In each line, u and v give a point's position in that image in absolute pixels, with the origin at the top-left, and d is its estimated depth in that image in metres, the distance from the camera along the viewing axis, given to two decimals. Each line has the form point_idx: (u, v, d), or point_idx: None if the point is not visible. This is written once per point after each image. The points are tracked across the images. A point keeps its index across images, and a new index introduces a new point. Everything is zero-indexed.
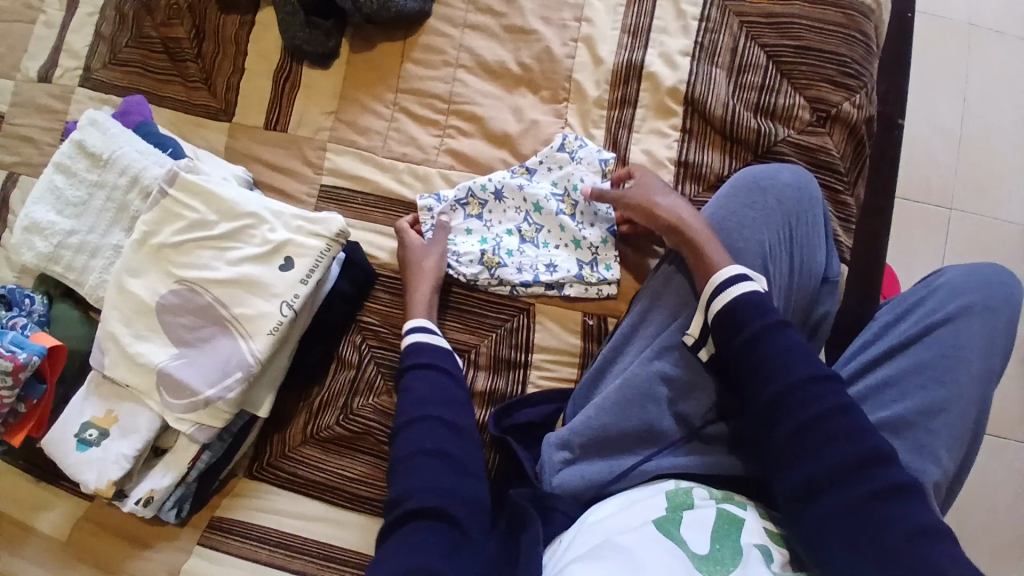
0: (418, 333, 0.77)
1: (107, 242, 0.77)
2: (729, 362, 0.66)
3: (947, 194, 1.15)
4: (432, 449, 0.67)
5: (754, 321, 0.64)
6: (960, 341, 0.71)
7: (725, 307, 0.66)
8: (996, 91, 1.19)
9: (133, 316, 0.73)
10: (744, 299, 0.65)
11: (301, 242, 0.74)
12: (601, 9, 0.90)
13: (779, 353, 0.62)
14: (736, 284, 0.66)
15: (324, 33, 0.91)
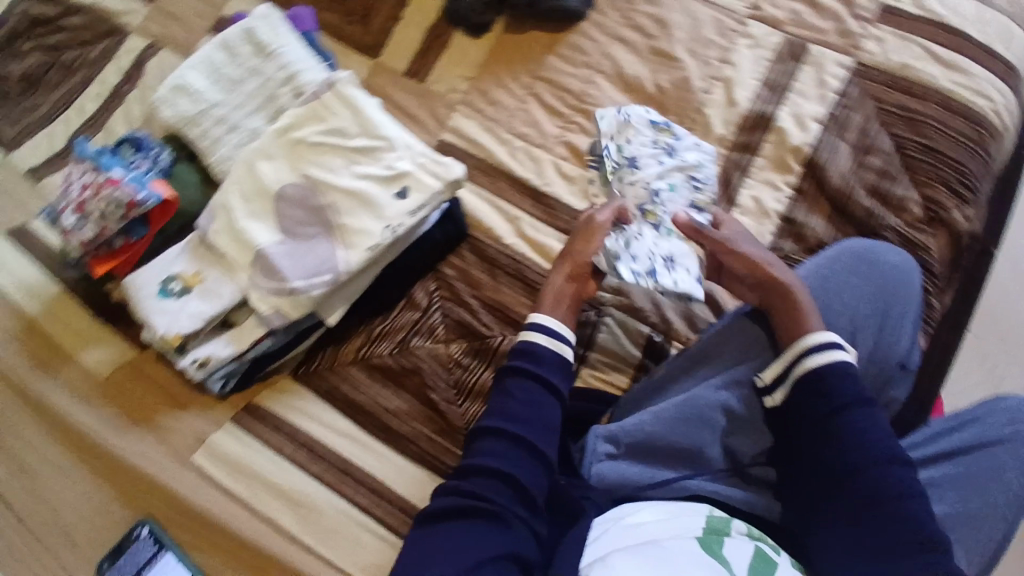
0: (538, 334, 0.76)
1: (245, 124, 0.82)
2: (798, 420, 0.68)
3: None
4: (494, 462, 0.68)
5: (848, 390, 0.66)
6: (1011, 461, 0.71)
7: (824, 364, 0.68)
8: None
9: (252, 195, 0.78)
10: (843, 365, 0.67)
11: (421, 178, 0.78)
12: (747, 57, 0.94)
13: (862, 423, 0.65)
14: (834, 351, 0.68)
15: (484, 4, 0.96)
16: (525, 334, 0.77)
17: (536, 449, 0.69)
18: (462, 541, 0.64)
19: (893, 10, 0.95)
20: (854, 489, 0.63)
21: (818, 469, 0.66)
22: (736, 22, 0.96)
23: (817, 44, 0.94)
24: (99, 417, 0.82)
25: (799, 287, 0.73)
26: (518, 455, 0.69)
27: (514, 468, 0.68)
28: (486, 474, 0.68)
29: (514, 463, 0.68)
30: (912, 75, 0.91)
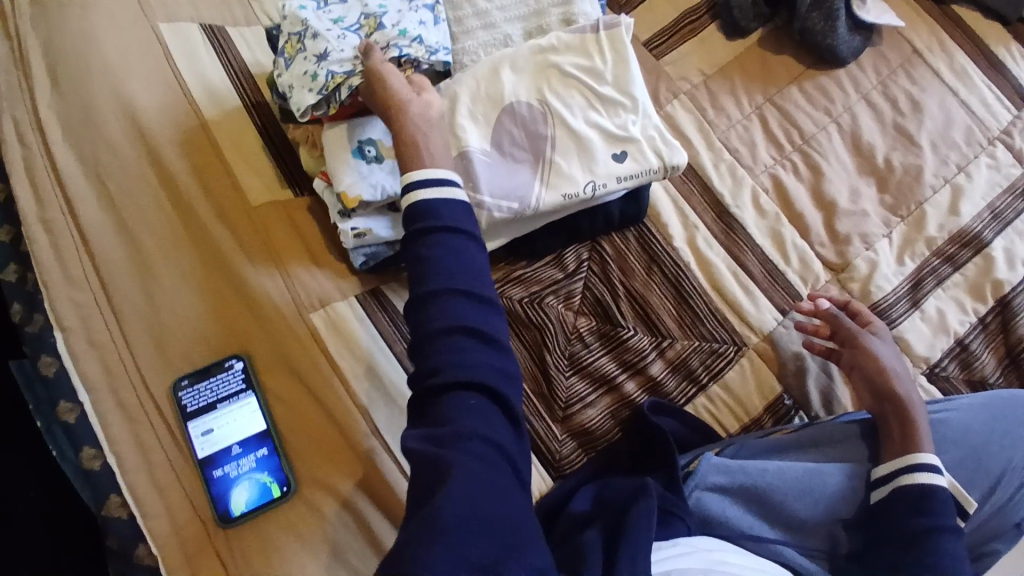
0: (435, 188, 0.60)
1: (504, 27, 0.77)
2: (888, 524, 0.64)
3: None
4: (458, 320, 0.55)
5: (945, 515, 0.63)
6: None
7: (921, 483, 0.64)
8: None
9: (481, 97, 0.74)
10: (936, 488, 0.64)
11: (643, 150, 0.74)
12: (983, 174, 0.90)
13: (949, 551, 0.61)
14: (932, 473, 0.65)
15: (756, 11, 0.93)
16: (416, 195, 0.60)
17: (490, 296, 0.58)
18: (489, 456, 0.51)
19: None
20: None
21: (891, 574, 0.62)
22: (985, 137, 0.92)
23: None
24: (232, 237, 0.78)
25: (918, 408, 0.70)
26: (481, 307, 0.57)
27: (488, 324, 0.56)
28: (459, 337, 0.55)
29: (484, 317, 0.57)
30: None
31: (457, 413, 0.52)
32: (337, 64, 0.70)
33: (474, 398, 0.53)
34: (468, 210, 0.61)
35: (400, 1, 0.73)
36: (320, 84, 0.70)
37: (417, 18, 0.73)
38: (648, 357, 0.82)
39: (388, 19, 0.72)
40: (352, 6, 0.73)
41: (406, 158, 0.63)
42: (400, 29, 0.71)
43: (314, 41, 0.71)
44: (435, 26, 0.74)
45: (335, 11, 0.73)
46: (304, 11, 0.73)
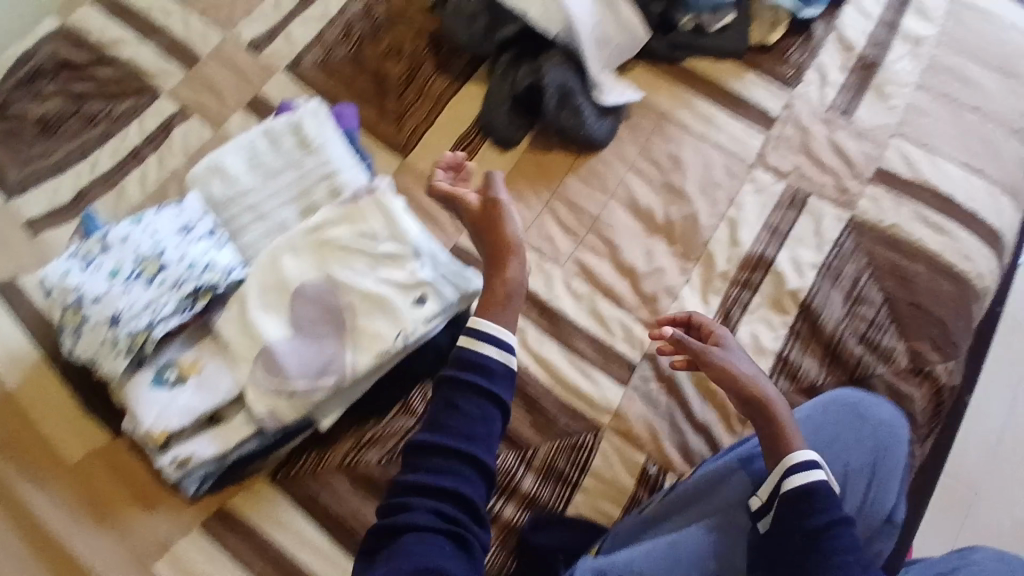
0: (488, 347, 0.66)
1: (276, 214, 0.80)
2: (790, 534, 0.72)
3: None
4: (453, 479, 0.60)
5: (833, 507, 0.71)
6: None
7: (807, 483, 0.72)
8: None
9: (269, 288, 0.76)
10: (821, 485, 0.72)
11: (441, 288, 0.78)
12: (751, 201, 1.00)
13: (846, 544, 0.69)
14: (814, 471, 0.72)
15: (516, 124, 1.03)
16: (479, 349, 0.66)
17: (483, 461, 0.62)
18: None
19: (890, 172, 0.99)
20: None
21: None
22: (744, 168, 1.02)
23: (816, 195, 0.99)
24: (49, 511, 0.75)
25: (779, 403, 0.77)
26: (473, 472, 0.61)
27: (475, 490, 0.61)
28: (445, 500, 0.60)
29: (471, 481, 0.61)
30: (905, 233, 0.95)
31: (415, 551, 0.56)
32: (132, 321, 0.72)
33: (441, 543, 0.57)
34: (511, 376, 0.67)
35: (176, 236, 0.76)
36: (126, 343, 0.72)
37: (198, 249, 0.76)
38: (517, 474, 0.84)
39: (169, 257, 0.74)
40: (122, 254, 0.75)
41: (490, 299, 0.70)
42: (185, 262, 0.74)
43: (98, 304, 0.73)
44: (220, 247, 0.77)
45: (107, 263, 0.74)
46: (72, 276, 0.73)
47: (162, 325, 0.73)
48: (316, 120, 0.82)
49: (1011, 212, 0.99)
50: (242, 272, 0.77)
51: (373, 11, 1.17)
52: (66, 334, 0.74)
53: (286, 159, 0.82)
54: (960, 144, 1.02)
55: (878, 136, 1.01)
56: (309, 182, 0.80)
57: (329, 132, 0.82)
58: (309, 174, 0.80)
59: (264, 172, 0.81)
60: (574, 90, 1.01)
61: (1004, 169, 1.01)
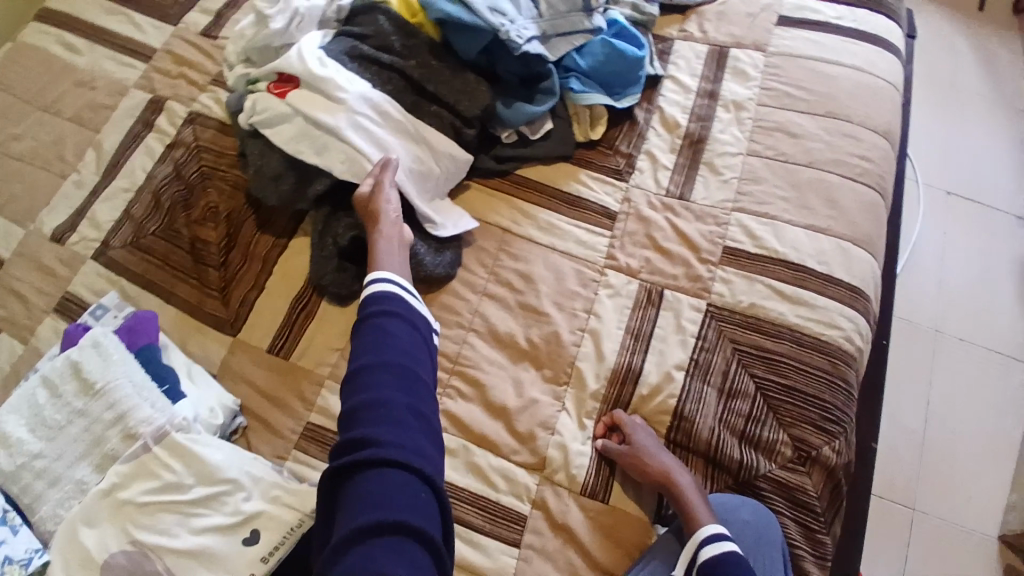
0: (381, 284, 0.77)
1: (70, 475, 0.70)
2: None
3: (910, 493, 1.35)
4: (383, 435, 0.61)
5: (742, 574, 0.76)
6: None
7: (718, 552, 0.77)
8: (909, 400, 1.43)
9: (73, 573, 0.65)
10: (729, 554, 0.77)
11: (275, 515, 0.69)
12: (610, 306, 0.96)
13: None
14: (718, 543, 0.78)
15: (350, 276, 0.96)
16: (371, 287, 0.77)
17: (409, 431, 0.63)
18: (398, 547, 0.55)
19: (736, 249, 0.97)
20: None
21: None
22: (595, 272, 0.99)
23: (670, 288, 0.96)
24: None
25: (689, 487, 0.82)
26: (400, 426, 0.63)
27: (415, 454, 0.62)
28: (387, 468, 0.59)
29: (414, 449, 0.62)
30: (762, 311, 0.92)
31: (377, 490, 0.58)
32: None
33: (400, 474, 0.59)
34: (412, 352, 0.70)
35: None
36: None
37: None
38: None
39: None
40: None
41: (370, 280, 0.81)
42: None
43: None
44: (13, 534, 0.67)
45: None
46: None
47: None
48: (94, 355, 0.74)
49: (866, 263, 0.96)
50: (46, 556, 0.66)
51: (183, 172, 1.11)
52: None
53: (68, 409, 0.72)
54: (801, 207, 0.98)
55: (717, 214, 0.99)
56: (97, 429, 0.71)
57: (112, 364, 0.74)
58: (97, 418, 0.72)
59: (48, 429, 0.72)
60: None
61: (851, 224, 0.97)
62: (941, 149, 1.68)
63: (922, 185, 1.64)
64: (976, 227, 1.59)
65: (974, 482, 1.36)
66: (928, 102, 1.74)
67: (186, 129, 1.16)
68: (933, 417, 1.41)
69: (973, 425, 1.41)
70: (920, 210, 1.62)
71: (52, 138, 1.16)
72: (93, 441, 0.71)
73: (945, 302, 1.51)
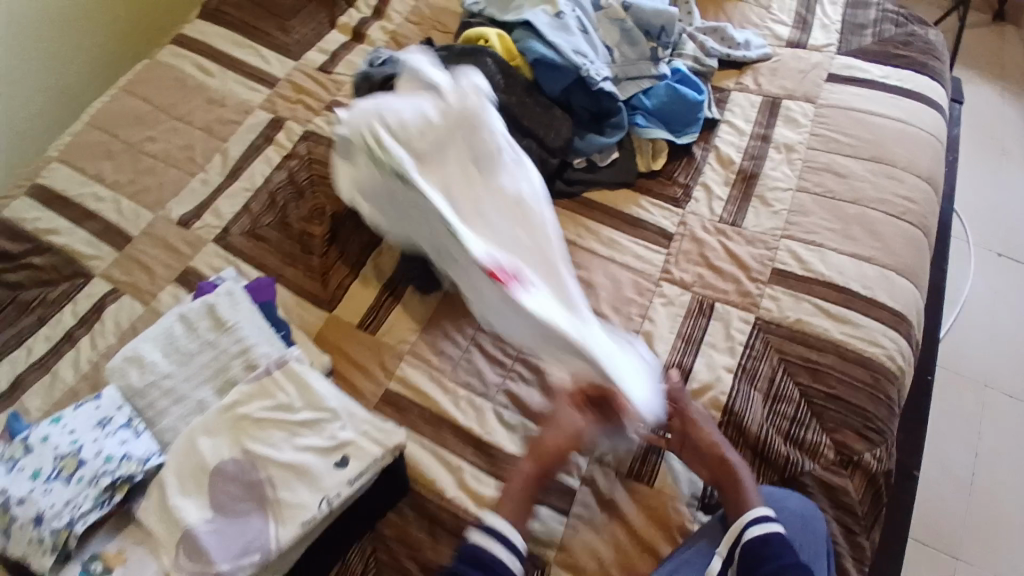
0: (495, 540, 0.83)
1: (194, 394, 0.83)
2: None
3: (956, 543, 1.33)
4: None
5: (786, 556, 0.80)
6: None
7: (762, 534, 0.81)
8: (956, 447, 1.42)
9: (189, 471, 0.77)
10: (774, 536, 0.81)
11: (362, 446, 0.79)
12: (663, 313, 1.05)
13: None
14: (763, 526, 0.82)
15: (434, 269, 1.08)
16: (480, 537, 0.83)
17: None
18: None
19: (784, 270, 1.06)
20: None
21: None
22: (652, 282, 1.08)
23: (720, 301, 1.05)
24: None
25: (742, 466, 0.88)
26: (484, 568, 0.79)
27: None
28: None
29: None
30: (809, 327, 1.00)
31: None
32: (55, 519, 0.72)
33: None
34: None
35: (94, 430, 0.78)
36: (48, 543, 0.72)
37: (118, 438, 0.78)
38: None
39: (86, 451, 0.76)
40: (43, 454, 0.76)
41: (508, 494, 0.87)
42: (102, 456, 0.76)
43: (22, 506, 0.73)
44: (137, 436, 0.79)
45: (29, 466, 0.76)
46: None
47: (82, 520, 0.73)
48: (227, 300, 0.88)
49: (907, 290, 1.04)
50: (161, 458, 0.78)
51: (295, 178, 1.30)
52: None
53: (201, 340, 0.85)
54: (845, 237, 1.08)
55: (766, 240, 1.09)
56: (223, 358, 0.84)
57: (242, 308, 0.87)
58: (223, 350, 0.84)
59: (180, 355, 0.85)
60: None
61: (893, 255, 1.06)
62: (989, 211, 1.74)
63: (971, 243, 1.69)
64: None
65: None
66: (977, 167, 1.81)
67: (301, 144, 1.36)
68: (980, 467, 1.40)
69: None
70: (968, 265, 1.66)
71: (185, 142, 1.38)
72: (218, 367, 0.84)
73: (993, 356, 1.53)
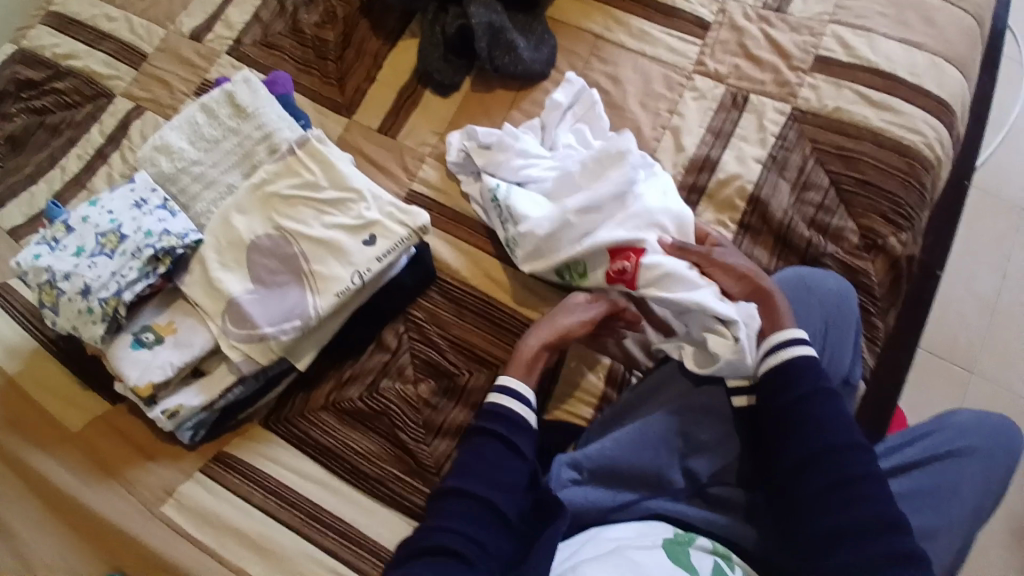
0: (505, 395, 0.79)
1: (223, 179, 0.85)
2: (775, 409, 0.76)
3: (970, 356, 1.26)
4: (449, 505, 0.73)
5: (815, 379, 0.76)
6: (961, 474, 0.86)
7: (790, 359, 0.77)
8: (982, 270, 1.32)
9: (226, 247, 0.81)
10: (806, 358, 0.77)
11: (389, 226, 0.81)
12: (693, 108, 1.00)
13: (830, 411, 0.74)
14: (794, 346, 0.77)
15: (453, 69, 1.04)
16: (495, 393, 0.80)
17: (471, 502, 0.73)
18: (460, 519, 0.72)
19: (828, 58, 0.98)
20: (851, 518, 0.68)
21: (815, 507, 0.70)
22: (683, 77, 1.02)
23: (755, 93, 0.98)
24: (73, 469, 0.85)
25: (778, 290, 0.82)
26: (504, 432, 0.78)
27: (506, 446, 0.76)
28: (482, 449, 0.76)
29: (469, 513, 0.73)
30: (847, 115, 0.94)
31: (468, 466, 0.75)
32: (101, 289, 0.76)
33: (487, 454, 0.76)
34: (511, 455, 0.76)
35: (131, 210, 0.80)
36: (98, 312, 0.76)
37: (155, 217, 0.80)
38: (492, 390, 0.89)
39: (127, 229, 0.79)
40: (85, 233, 0.79)
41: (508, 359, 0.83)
42: (143, 231, 0.79)
43: (70, 279, 0.77)
44: (173, 216, 0.81)
45: (73, 244, 0.79)
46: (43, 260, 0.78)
47: (130, 290, 0.77)
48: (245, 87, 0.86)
49: (957, 81, 0.96)
50: (198, 235, 0.81)
51: None
52: (45, 312, 0.79)
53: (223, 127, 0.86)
54: (900, 22, 0.98)
55: (812, 25, 1.00)
56: (248, 144, 0.85)
57: (261, 96, 0.86)
58: (247, 136, 0.85)
59: (205, 142, 0.85)
60: (503, 26, 1.02)
61: (946, 42, 0.97)
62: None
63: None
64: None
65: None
66: None
67: None
68: (1005, 289, 1.31)
69: None
70: (1019, 87, 1.43)
71: None
72: (243, 153, 0.85)
73: None
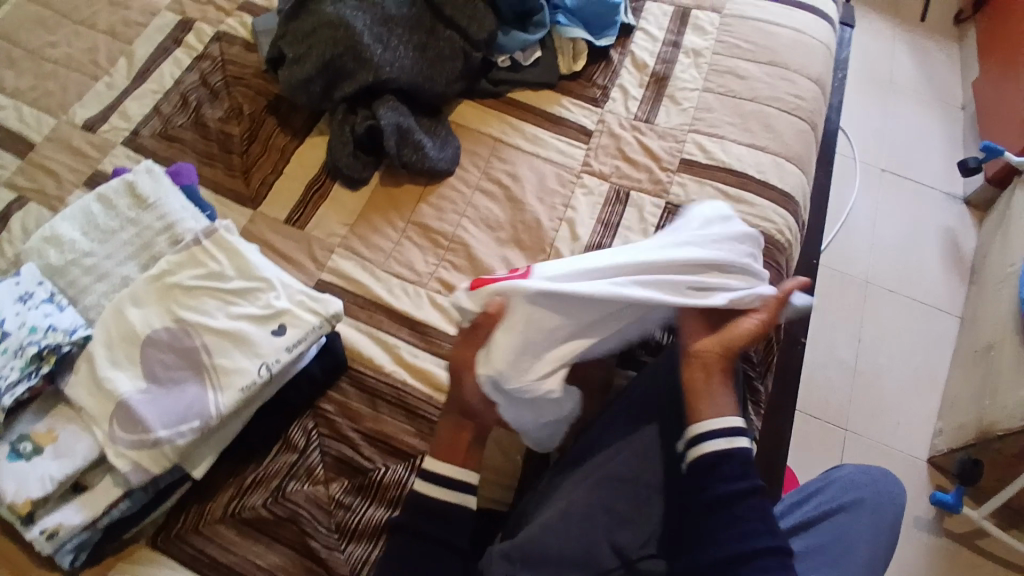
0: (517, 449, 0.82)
1: (118, 271, 0.79)
2: (698, 507, 0.74)
3: (843, 416, 1.42)
4: None
5: (739, 477, 0.73)
6: (855, 529, 0.91)
7: (710, 450, 0.74)
8: (839, 340, 1.50)
9: (117, 343, 0.75)
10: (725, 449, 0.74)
11: (298, 314, 0.80)
12: (584, 202, 1.11)
13: (751, 510, 0.72)
14: (716, 434, 0.75)
15: (362, 164, 1.09)
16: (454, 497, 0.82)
17: None
18: None
19: (691, 160, 1.15)
20: None
21: None
22: (573, 175, 1.14)
23: (635, 190, 1.13)
24: None
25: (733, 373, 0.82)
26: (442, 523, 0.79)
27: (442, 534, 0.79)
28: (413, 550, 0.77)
29: None
30: None
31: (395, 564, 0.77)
32: None
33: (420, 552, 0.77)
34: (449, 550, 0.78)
35: (15, 304, 0.74)
36: None
37: (41, 312, 0.74)
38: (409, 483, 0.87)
39: (8, 325, 0.72)
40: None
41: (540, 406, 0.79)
42: (26, 327, 0.72)
43: None
44: (63, 310, 0.75)
45: None
46: None
47: (9, 394, 0.70)
48: (149, 177, 0.84)
49: (797, 176, 1.16)
50: (88, 331, 0.75)
51: (208, 80, 1.21)
52: None
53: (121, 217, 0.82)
54: (744, 131, 1.18)
55: (675, 134, 1.18)
56: (146, 233, 0.81)
57: (163, 185, 0.84)
58: (147, 226, 0.81)
59: (99, 232, 0.81)
60: (410, 127, 1.09)
61: (783, 146, 1.17)
62: (877, 134, 1.78)
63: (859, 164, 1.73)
64: (901, 199, 1.68)
65: (904, 410, 1.43)
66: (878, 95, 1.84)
67: (212, 45, 1.25)
68: (863, 352, 1.49)
69: (903, 362, 1.48)
70: (853, 181, 1.71)
71: (87, 46, 1.23)
72: (139, 243, 0.81)
73: (875, 256, 1.61)
